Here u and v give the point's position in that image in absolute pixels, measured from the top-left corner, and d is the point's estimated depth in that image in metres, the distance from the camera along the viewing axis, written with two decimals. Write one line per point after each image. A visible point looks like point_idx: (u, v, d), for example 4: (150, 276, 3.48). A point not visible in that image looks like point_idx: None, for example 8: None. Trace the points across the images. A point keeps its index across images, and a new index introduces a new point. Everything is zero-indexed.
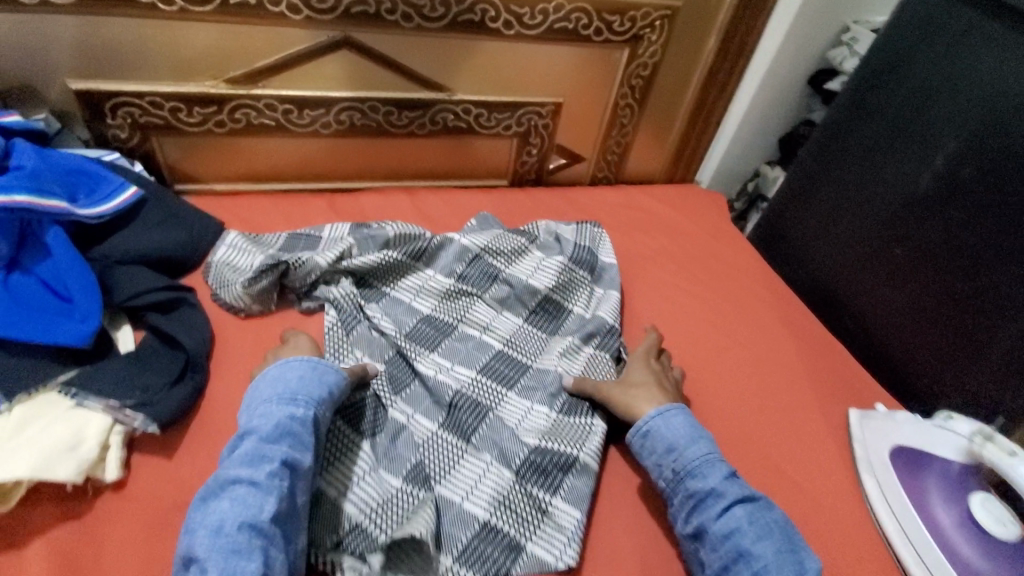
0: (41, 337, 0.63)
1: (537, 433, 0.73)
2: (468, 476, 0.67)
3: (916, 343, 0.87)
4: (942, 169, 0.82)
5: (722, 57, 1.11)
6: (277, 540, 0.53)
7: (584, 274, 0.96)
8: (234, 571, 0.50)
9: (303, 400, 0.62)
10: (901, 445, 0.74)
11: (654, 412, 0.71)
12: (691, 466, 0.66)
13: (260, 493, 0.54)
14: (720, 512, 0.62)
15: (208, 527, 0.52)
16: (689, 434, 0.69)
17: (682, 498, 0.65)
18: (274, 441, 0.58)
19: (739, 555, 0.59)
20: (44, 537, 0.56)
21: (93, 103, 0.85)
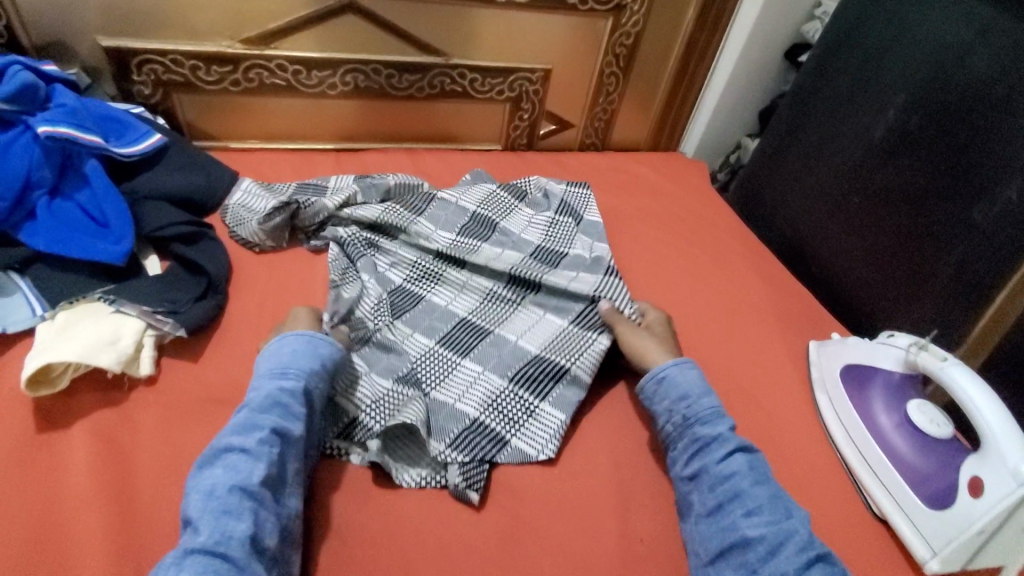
0: (80, 254, 0.71)
1: (539, 343, 0.80)
2: (461, 383, 0.75)
3: (872, 281, 0.94)
4: (894, 120, 0.90)
5: (700, 28, 1.20)
6: (267, 501, 0.55)
7: (569, 223, 1.02)
8: (224, 530, 0.51)
9: (293, 372, 0.64)
10: (851, 363, 0.81)
11: (672, 361, 0.74)
12: (702, 414, 0.69)
13: (251, 460, 0.56)
14: (723, 456, 0.65)
15: (201, 491, 0.54)
16: (702, 387, 0.72)
17: (687, 442, 0.68)
18: (264, 411, 0.60)
19: (735, 495, 0.62)
20: (87, 418, 0.64)
21: (120, 60, 0.93)
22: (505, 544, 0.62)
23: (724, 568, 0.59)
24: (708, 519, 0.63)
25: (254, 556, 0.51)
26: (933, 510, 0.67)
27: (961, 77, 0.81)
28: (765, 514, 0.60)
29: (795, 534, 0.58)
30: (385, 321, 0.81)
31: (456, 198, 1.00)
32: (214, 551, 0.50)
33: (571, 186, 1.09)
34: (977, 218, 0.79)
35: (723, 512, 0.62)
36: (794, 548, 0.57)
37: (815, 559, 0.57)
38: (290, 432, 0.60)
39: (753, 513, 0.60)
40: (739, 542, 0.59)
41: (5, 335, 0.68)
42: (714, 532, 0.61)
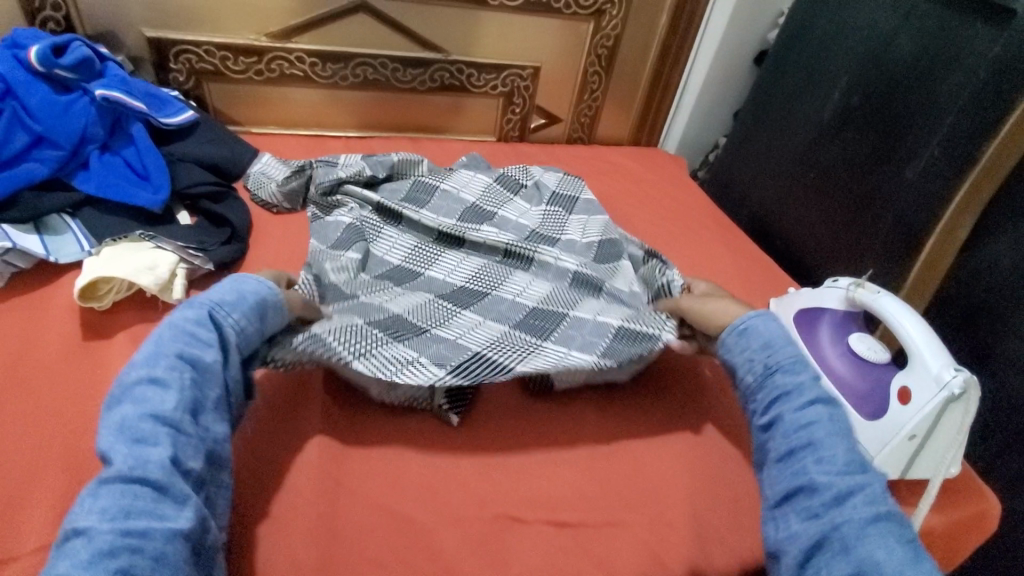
0: (125, 198, 0.82)
1: (536, 300, 0.85)
2: (461, 326, 0.79)
3: (823, 247, 1.06)
4: (839, 101, 1.02)
5: (673, 33, 1.34)
6: (186, 426, 0.53)
7: (563, 211, 1.06)
8: (141, 456, 0.49)
9: (202, 303, 0.62)
10: (802, 308, 0.89)
11: (753, 312, 0.73)
12: (782, 363, 0.67)
13: (160, 389, 0.54)
14: (799, 405, 0.62)
15: (110, 425, 0.52)
16: (782, 339, 0.69)
17: (766, 392, 0.66)
18: (170, 341, 0.57)
19: (809, 442, 0.60)
20: (124, 331, 0.73)
21: (161, 50, 1.07)
22: (486, 444, 0.71)
23: (789, 512, 0.58)
24: (780, 464, 0.61)
25: (173, 478, 0.49)
26: (871, 421, 0.74)
27: (891, 57, 0.94)
28: (839, 465, 0.57)
29: (868, 485, 0.56)
30: (383, 285, 0.84)
31: (459, 187, 1.06)
32: (125, 478, 0.47)
33: (567, 173, 1.16)
34: (910, 175, 0.91)
35: (794, 458, 0.60)
36: (864, 498, 0.54)
37: (884, 513, 0.53)
38: (201, 360, 0.58)
39: (825, 460, 0.58)
40: (806, 487, 0.57)
41: (56, 265, 0.78)
42: (782, 477, 0.60)
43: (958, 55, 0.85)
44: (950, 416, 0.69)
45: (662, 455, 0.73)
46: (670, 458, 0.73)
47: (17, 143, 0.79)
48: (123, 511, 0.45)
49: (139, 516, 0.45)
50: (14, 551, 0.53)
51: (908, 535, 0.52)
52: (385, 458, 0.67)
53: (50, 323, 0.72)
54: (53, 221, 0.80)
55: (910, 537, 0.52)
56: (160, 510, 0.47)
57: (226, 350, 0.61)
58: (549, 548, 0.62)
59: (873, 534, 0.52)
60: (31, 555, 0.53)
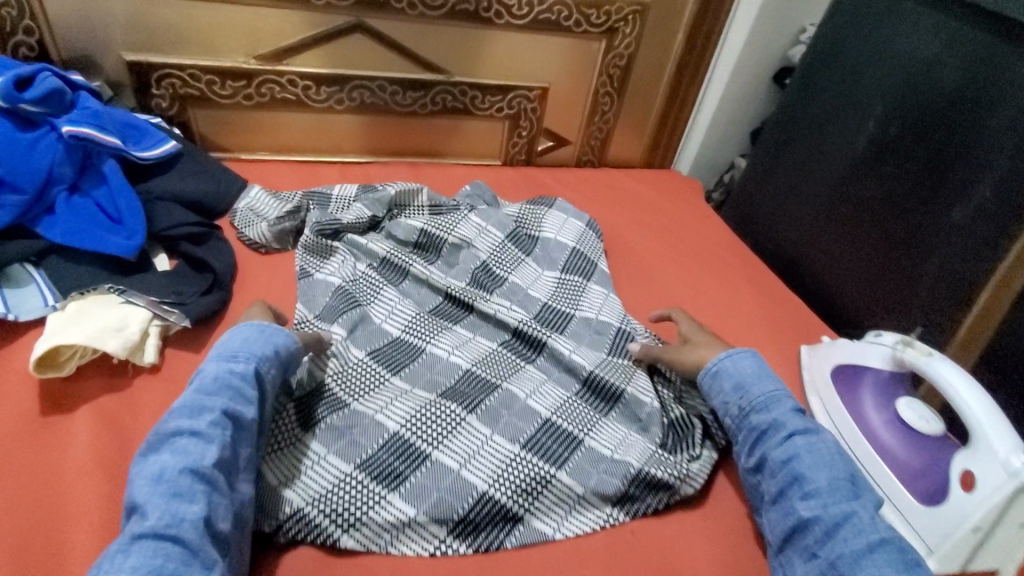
0: (95, 246, 0.74)
1: (549, 405, 0.74)
2: (466, 442, 0.68)
3: (859, 292, 0.97)
4: (875, 131, 0.95)
5: (690, 52, 1.26)
6: (220, 485, 0.54)
7: (578, 279, 0.96)
8: (175, 514, 0.50)
9: (244, 356, 0.62)
10: (841, 363, 0.82)
11: (724, 353, 0.75)
12: (757, 402, 0.70)
13: (201, 443, 0.55)
14: (780, 441, 0.65)
15: (149, 475, 0.53)
16: (757, 375, 0.72)
17: (746, 433, 0.69)
18: (214, 393, 0.59)
19: (795, 479, 0.63)
20: (90, 402, 0.65)
21: (142, 74, 0.99)
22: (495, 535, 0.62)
23: (792, 555, 0.60)
24: (775, 506, 0.64)
25: (206, 538, 0.50)
26: (927, 507, 0.67)
27: (931, 86, 0.87)
28: (826, 496, 0.60)
29: (854, 516, 0.59)
30: (375, 382, 0.73)
31: (470, 240, 0.96)
32: (163, 534, 0.49)
33: (588, 224, 1.06)
34: (957, 218, 0.83)
35: (785, 498, 0.63)
36: (853, 530, 0.57)
37: (877, 542, 0.56)
38: (242, 416, 0.59)
39: (811, 496, 0.61)
40: (799, 525, 0.60)
41: (17, 323, 0.71)
42: (776, 519, 0.62)
43: (1008, 88, 0.78)
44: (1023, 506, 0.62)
45: (692, 540, 0.65)
46: (701, 542, 0.66)
47: None
48: (153, 570, 0.46)
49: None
50: None
51: (902, 564, 0.55)
52: (384, 551, 0.60)
53: (7, 392, 0.65)
54: (15, 271, 0.72)
55: (907, 565, 0.55)
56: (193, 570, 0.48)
57: (264, 403, 0.63)
58: None
59: (867, 567, 0.55)
60: None
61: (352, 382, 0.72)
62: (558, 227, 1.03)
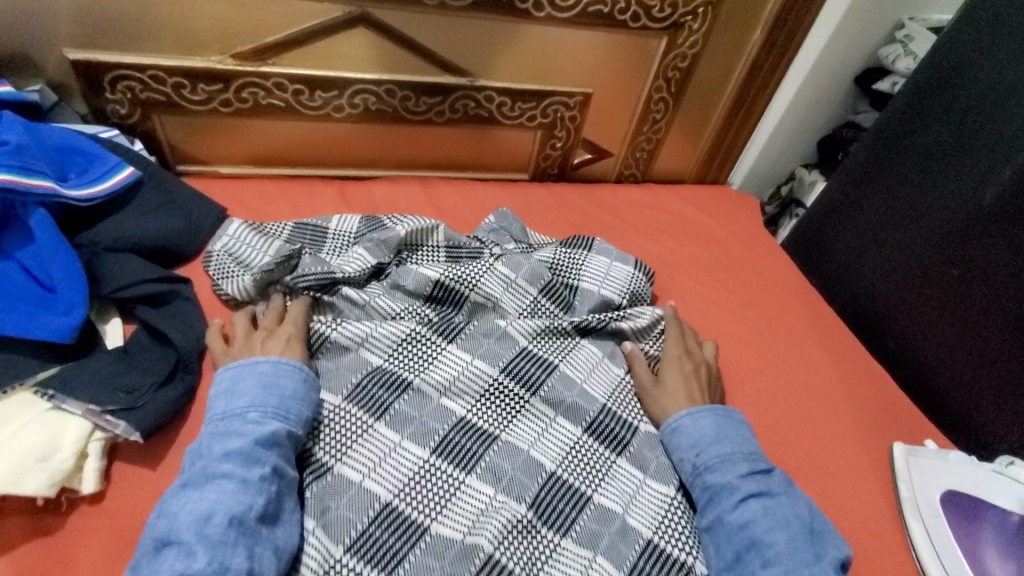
0: (17, 331, 0.57)
1: (555, 457, 0.67)
2: (468, 509, 0.61)
3: (973, 379, 0.80)
4: (1011, 184, 0.75)
5: (767, 51, 1.03)
6: (262, 539, 0.52)
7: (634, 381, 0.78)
8: (221, 565, 0.49)
9: (295, 418, 0.60)
10: (953, 489, 0.68)
11: (684, 411, 0.71)
12: (712, 462, 0.66)
13: (249, 493, 0.53)
14: (734, 503, 0.62)
15: (192, 514, 0.51)
16: (715, 437, 0.68)
17: (699, 491, 0.65)
18: (268, 446, 0.57)
19: (752, 545, 0.59)
20: (9, 555, 0.50)
21: (92, 76, 0.79)
22: None
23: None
24: (726, 572, 0.59)
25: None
26: None
27: None
28: (785, 564, 0.57)
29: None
30: (358, 433, 0.64)
31: (497, 299, 0.79)
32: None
33: (637, 269, 0.88)
34: None
35: (742, 565, 0.59)
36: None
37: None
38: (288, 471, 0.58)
39: (771, 563, 0.57)
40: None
41: None
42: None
43: None
44: None
45: None
46: None
47: None
48: None
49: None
50: None
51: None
52: None
53: None
54: None
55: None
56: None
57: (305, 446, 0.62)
58: None
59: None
60: None
61: (334, 432, 0.64)
62: (602, 276, 0.85)
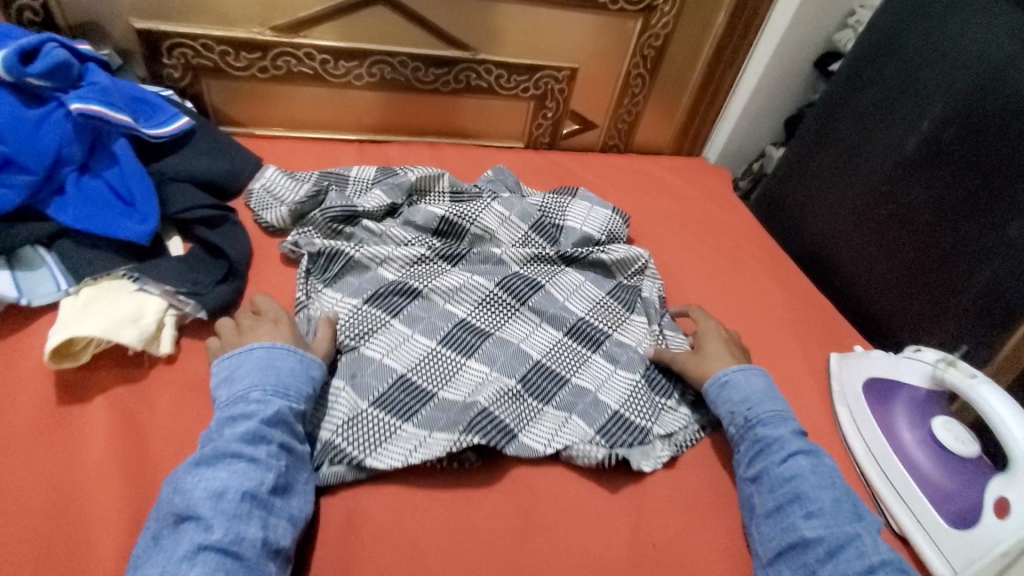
0: (106, 231, 0.72)
1: (540, 351, 0.81)
2: (468, 383, 0.74)
3: (894, 300, 0.93)
4: (929, 132, 0.88)
5: (730, 33, 1.18)
6: (274, 508, 0.56)
7: (619, 305, 0.91)
8: (240, 534, 0.52)
9: (295, 395, 0.63)
10: (872, 377, 0.80)
11: (738, 366, 0.76)
12: (763, 417, 0.72)
13: (261, 469, 0.56)
14: (783, 458, 0.67)
15: (205, 490, 0.53)
16: (765, 394, 0.74)
17: (749, 444, 0.70)
18: (271, 424, 0.59)
19: (796, 497, 0.64)
20: (106, 395, 0.64)
21: (153, 43, 0.94)
22: (518, 539, 0.63)
23: (783, 568, 0.61)
24: (768, 519, 0.65)
25: (264, 557, 0.53)
26: (954, 528, 0.65)
27: (1006, 89, 0.79)
28: (825, 518, 0.62)
29: (856, 538, 0.60)
30: (379, 324, 0.77)
31: (492, 232, 0.93)
32: (229, 551, 0.50)
33: (613, 212, 1.02)
34: (1012, 233, 0.76)
35: (782, 514, 0.64)
36: (856, 552, 0.59)
37: (876, 565, 0.58)
38: (292, 446, 0.61)
39: (814, 515, 0.62)
40: (800, 543, 0.61)
41: (31, 308, 0.69)
42: (775, 532, 0.63)
43: None
44: None
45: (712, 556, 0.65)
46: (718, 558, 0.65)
47: None
48: None
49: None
50: None
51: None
52: (402, 560, 0.59)
53: (20, 382, 0.63)
54: (27, 253, 0.71)
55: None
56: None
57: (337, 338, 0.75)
58: None
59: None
60: None
61: (357, 325, 0.77)
62: (583, 217, 0.99)
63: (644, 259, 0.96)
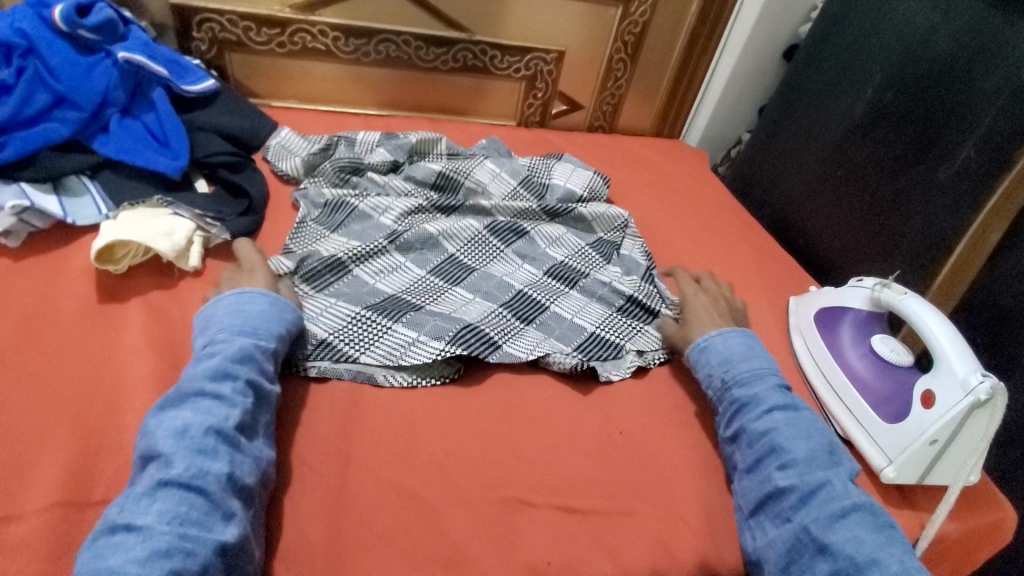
0: (144, 164, 0.82)
1: (522, 282, 0.89)
2: (455, 304, 0.83)
3: (847, 251, 1.05)
4: (871, 99, 1.00)
5: (702, 22, 1.30)
6: (241, 445, 0.55)
7: (597, 257, 0.97)
8: (201, 467, 0.51)
9: (263, 333, 0.64)
10: (823, 307, 0.89)
11: (716, 331, 0.78)
12: (740, 377, 0.73)
13: (226, 405, 0.56)
14: (760, 414, 0.68)
15: (169, 430, 0.54)
16: (745, 354, 0.75)
17: (727, 404, 0.72)
18: (237, 363, 0.60)
19: (772, 449, 0.65)
20: (141, 298, 0.73)
21: (185, 17, 1.06)
22: (502, 423, 0.70)
23: (763, 519, 0.63)
24: (750, 474, 0.66)
25: (229, 492, 0.52)
26: (891, 424, 0.74)
27: (929, 54, 0.91)
28: (799, 468, 0.63)
29: (828, 485, 0.61)
30: (376, 254, 0.86)
31: (484, 186, 1.04)
32: (191, 484, 0.50)
33: (595, 173, 1.12)
34: (942, 176, 0.89)
35: (760, 467, 0.65)
36: (826, 499, 0.60)
37: (847, 509, 0.59)
38: (261, 387, 0.61)
39: (788, 466, 0.64)
40: (774, 492, 0.62)
41: (74, 227, 0.78)
42: (752, 485, 0.65)
43: (1001, 51, 0.82)
44: (975, 422, 0.69)
45: (675, 445, 0.73)
46: (681, 447, 0.73)
47: (37, 101, 0.78)
48: (179, 517, 0.48)
49: (196, 524, 0.48)
50: (18, 511, 0.53)
51: (871, 525, 0.58)
52: (398, 435, 0.67)
53: (66, 284, 0.72)
54: (72, 182, 0.80)
55: (878, 527, 0.58)
56: (213, 522, 0.49)
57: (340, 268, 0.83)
58: (559, 531, 0.61)
59: (839, 531, 0.57)
60: (36, 514, 0.52)
61: (353, 255, 0.84)
62: (567, 176, 1.09)
63: (624, 218, 1.03)
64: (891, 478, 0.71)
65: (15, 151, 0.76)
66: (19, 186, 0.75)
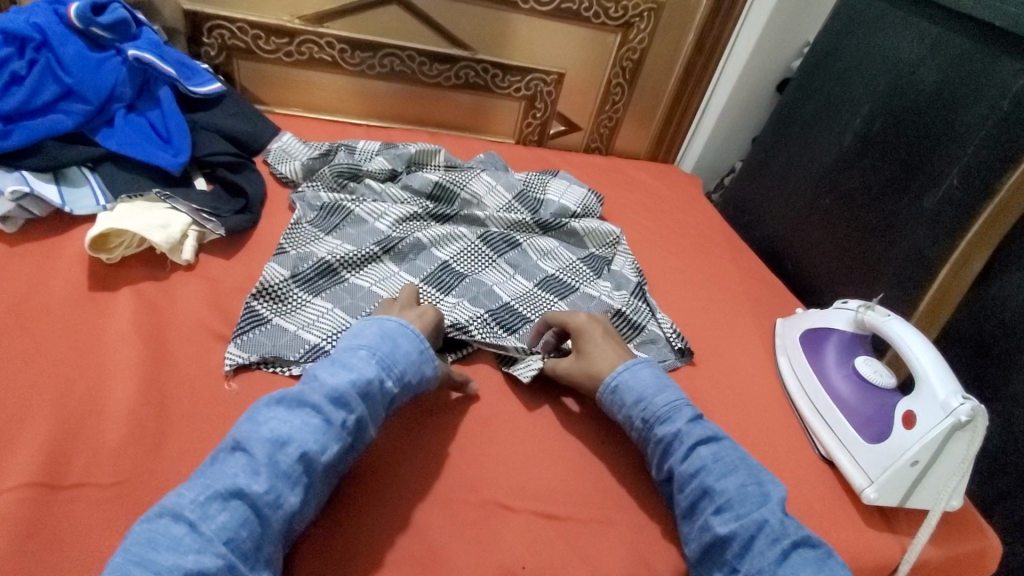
0: (144, 158, 0.83)
1: (512, 293, 0.88)
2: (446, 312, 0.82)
3: (837, 276, 1.06)
4: (860, 128, 1.03)
5: (697, 53, 1.35)
6: (316, 485, 0.54)
7: (587, 270, 0.97)
8: (277, 495, 0.50)
9: (397, 374, 0.61)
10: (809, 328, 0.90)
11: (622, 365, 0.71)
12: (660, 413, 0.67)
13: (328, 436, 0.54)
14: (685, 454, 0.64)
15: (272, 432, 0.53)
16: (656, 384, 0.70)
17: (654, 445, 0.67)
18: (360, 396, 0.58)
19: (704, 492, 0.61)
20: (132, 287, 0.73)
21: (197, 23, 1.10)
22: (483, 429, 0.70)
23: (710, 569, 0.60)
24: (688, 520, 0.63)
25: (283, 533, 0.51)
26: (870, 444, 0.74)
27: (914, 88, 0.95)
28: (736, 510, 0.60)
29: (766, 525, 0.58)
30: (369, 260, 0.86)
31: (480, 197, 1.05)
32: (259, 510, 0.49)
33: (589, 190, 1.14)
34: (927, 206, 0.91)
35: (697, 512, 0.62)
36: (766, 541, 0.57)
37: (789, 548, 0.57)
38: (365, 428, 0.58)
39: (724, 509, 0.60)
40: (716, 541, 0.59)
41: (71, 216, 0.79)
42: (692, 533, 0.61)
43: (985, 85, 0.85)
44: (955, 443, 0.69)
45: None
46: None
47: (46, 93, 0.80)
48: (235, 541, 0.47)
49: (244, 557, 0.48)
50: None
51: (813, 563, 0.56)
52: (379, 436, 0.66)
53: (58, 270, 0.73)
54: (72, 173, 0.81)
55: (819, 563, 0.57)
56: (256, 561, 0.48)
57: (332, 271, 0.83)
58: (536, 538, 0.61)
59: None
60: (9, 492, 0.52)
61: (348, 260, 0.84)
62: (561, 192, 1.11)
63: (616, 235, 1.04)
64: (871, 498, 0.70)
65: (20, 139, 0.77)
66: (19, 173, 0.77)
